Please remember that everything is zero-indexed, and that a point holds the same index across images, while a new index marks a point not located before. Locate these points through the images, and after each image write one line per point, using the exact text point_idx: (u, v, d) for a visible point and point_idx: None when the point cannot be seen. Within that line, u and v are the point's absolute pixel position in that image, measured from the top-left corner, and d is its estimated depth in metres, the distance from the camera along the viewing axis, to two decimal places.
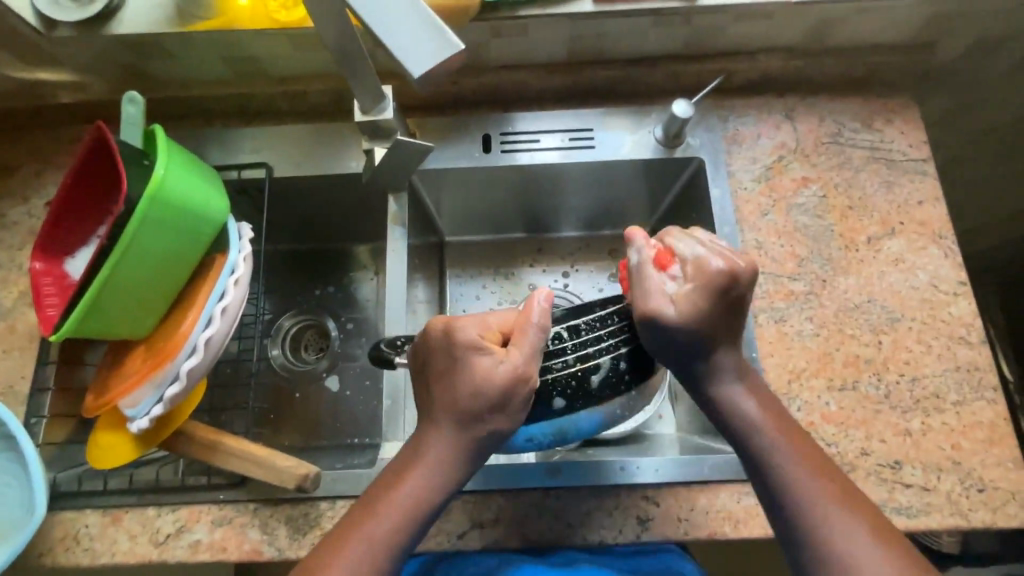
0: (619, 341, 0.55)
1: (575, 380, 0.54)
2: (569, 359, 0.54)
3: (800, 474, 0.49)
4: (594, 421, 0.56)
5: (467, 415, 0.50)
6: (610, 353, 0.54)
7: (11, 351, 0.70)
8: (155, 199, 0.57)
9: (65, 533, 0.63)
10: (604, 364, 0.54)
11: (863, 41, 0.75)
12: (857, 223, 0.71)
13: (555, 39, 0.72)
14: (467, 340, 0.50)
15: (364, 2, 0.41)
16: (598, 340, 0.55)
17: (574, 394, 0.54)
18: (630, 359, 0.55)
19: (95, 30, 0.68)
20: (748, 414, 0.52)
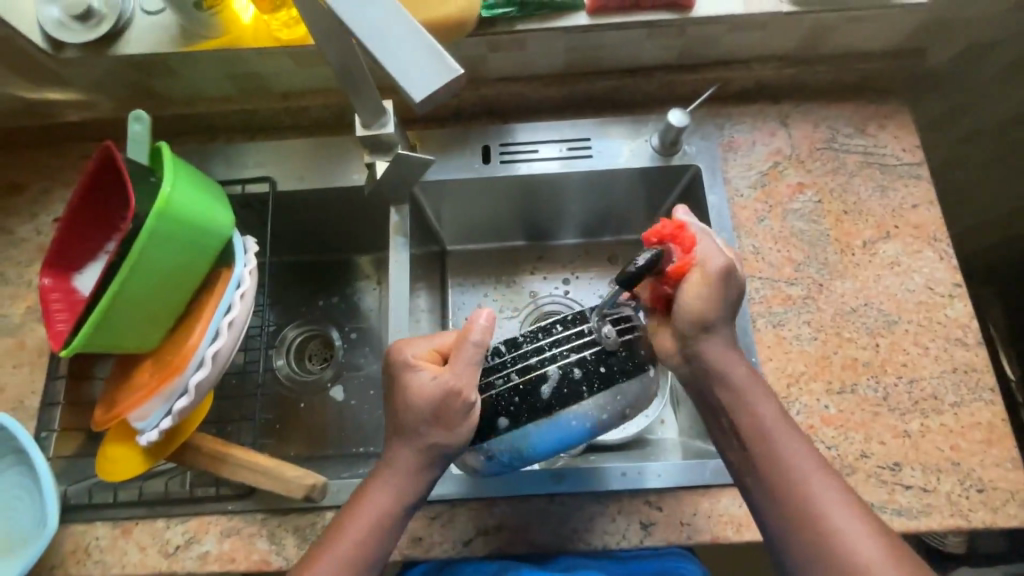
0: (562, 351, 0.57)
1: (521, 392, 0.56)
2: (511, 372, 0.56)
3: (814, 480, 0.51)
4: (552, 436, 0.56)
5: (410, 429, 0.53)
6: (554, 363, 0.56)
7: (21, 366, 0.71)
8: (163, 216, 0.59)
9: (76, 546, 0.64)
10: (547, 373, 0.56)
11: (855, 49, 0.76)
12: (852, 228, 0.72)
13: (551, 51, 0.73)
14: (403, 359, 0.55)
15: (367, 29, 0.42)
16: (540, 351, 0.57)
17: (518, 402, 0.55)
18: (579, 365, 0.56)
19: (102, 51, 0.69)
20: (765, 420, 0.54)
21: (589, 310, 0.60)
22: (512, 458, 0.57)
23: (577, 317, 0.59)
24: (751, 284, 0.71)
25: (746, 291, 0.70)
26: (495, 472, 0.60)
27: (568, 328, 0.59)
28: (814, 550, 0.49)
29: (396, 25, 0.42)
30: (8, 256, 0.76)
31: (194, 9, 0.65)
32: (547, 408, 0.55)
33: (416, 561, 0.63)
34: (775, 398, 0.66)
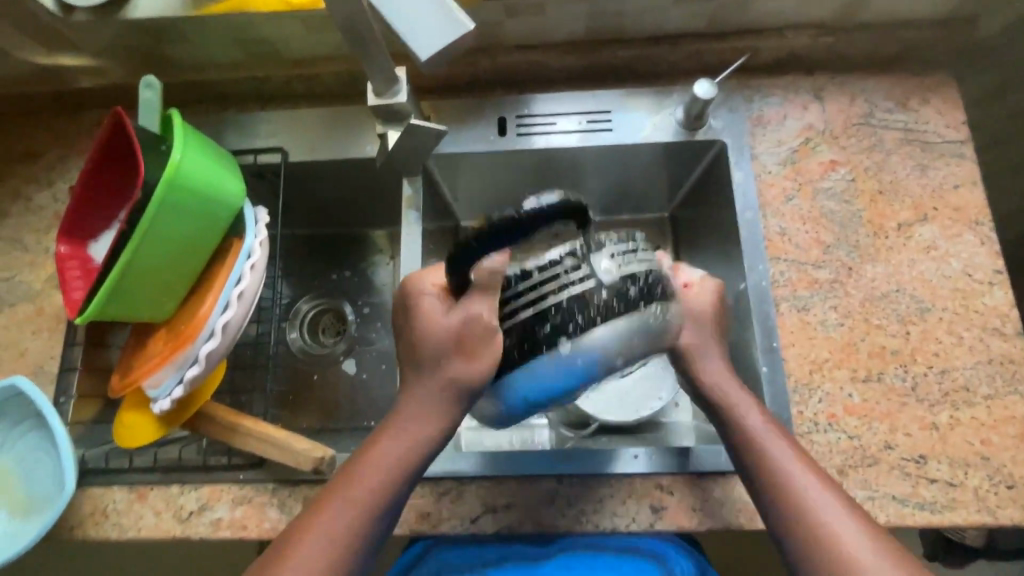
0: (565, 280, 0.49)
1: (524, 329, 0.49)
2: (519, 307, 0.49)
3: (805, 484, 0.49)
4: (560, 376, 0.49)
5: (428, 362, 0.51)
6: (555, 293, 0.49)
7: (39, 331, 0.72)
8: (173, 183, 0.58)
9: (94, 508, 0.65)
10: (548, 305, 0.49)
11: (899, 16, 0.71)
12: (887, 209, 0.68)
13: (572, 16, 0.70)
14: (419, 286, 0.52)
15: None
16: (548, 285, 0.49)
17: (521, 338, 0.49)
18: (579, 303, 0.48)
19: (112, 14, 0.68)
20: (752, 431, 0.52)
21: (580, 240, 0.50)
22: (517, 408, 0.51)
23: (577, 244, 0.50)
24: (776, 266, 0.68)
25: (770, 273, 0.67)
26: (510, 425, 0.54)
27: (565, 257, 0.50)
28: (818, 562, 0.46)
29: None
30: (26, 223, 0.76)
31: None
32: (556, 343, 0.48)
33: (423, 535, 0.63)
34: (796, 385, 0.64)
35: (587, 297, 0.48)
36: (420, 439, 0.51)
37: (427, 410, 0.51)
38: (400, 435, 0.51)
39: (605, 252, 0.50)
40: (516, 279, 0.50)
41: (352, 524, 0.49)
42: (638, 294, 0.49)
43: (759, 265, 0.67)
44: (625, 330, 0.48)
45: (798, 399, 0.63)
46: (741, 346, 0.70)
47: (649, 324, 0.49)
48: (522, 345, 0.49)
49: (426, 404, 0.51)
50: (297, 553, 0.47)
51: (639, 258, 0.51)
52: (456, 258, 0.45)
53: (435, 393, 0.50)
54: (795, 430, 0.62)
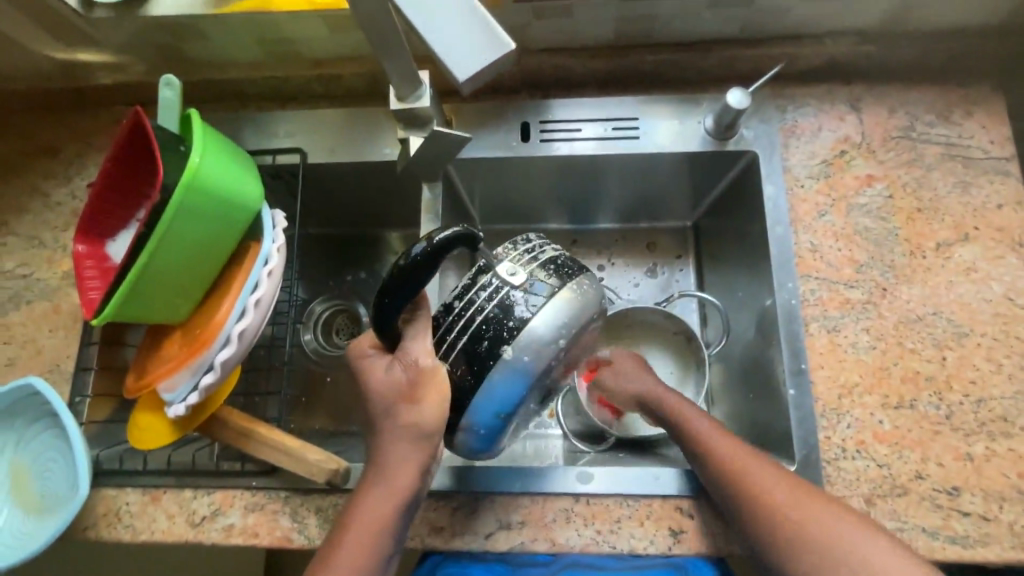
0: (483, 300, 0.53)
1: (468, 354, 0.52)
2: (454, 335, 0.53)
3: (772, 489, 0.51)
4: (511, 383, 0.51)
5: (384, 412, 0.52)
6: (480, 314, 0.52)
7: (56, 330, 0.72)
8: (191, 187, 0.57)
9: (108, 509, 0.65)
10: (478, 324, 0.52)
11: (944, 25, 0.68)
12: (926, 227, 0.66)
13: (602, 20, 0.68)
14: (356, 351, 0.55)
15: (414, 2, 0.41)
16: (470, 307, 0.53)
17: (468, 362, 0.52)
18: (498, 309, 0.52)
19: (133, 10, 0.67)
20: (706, 446, 0.56)
21: (482, 261, 0.55)
22: (482, 429, 0.53)
23: (483, 267, 0.55)
24: (806, 284, 0.65)
25: (800, 292, 0.65)
26: (485, 451, 0.56)
27: (476, 281, 0.54)
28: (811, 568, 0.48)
29: None
30: (44, 220, 0.76)
31: None
32: (498, 354, 0.51)
33: (435, 550, 0.62)
34: (824, 409, 0.61)
35: (510, 304, 0.52)
36: (394, 500, 0.51)
37: (401, 468, 0.51)
38: (375, 495, 0.51)
39: (508, 260, 0.54)
40: (443, 315, 0.55)
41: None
42: (553, 285, 0.52)
43: (788, 283, 0.65)
44: (552, 317, 0.51)
45: (826, 423, 0.61)
46: (766, 365, 0.68)
47: (574, 299, 0.52)
48: (470, 367, 0.52)
49: (399, 462, 0.51)
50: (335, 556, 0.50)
51: (543, 254, 0.55)
52: (381, 313, 0.49)
53: (410, 451, 0.51)
54: (822, 456, 0.60)
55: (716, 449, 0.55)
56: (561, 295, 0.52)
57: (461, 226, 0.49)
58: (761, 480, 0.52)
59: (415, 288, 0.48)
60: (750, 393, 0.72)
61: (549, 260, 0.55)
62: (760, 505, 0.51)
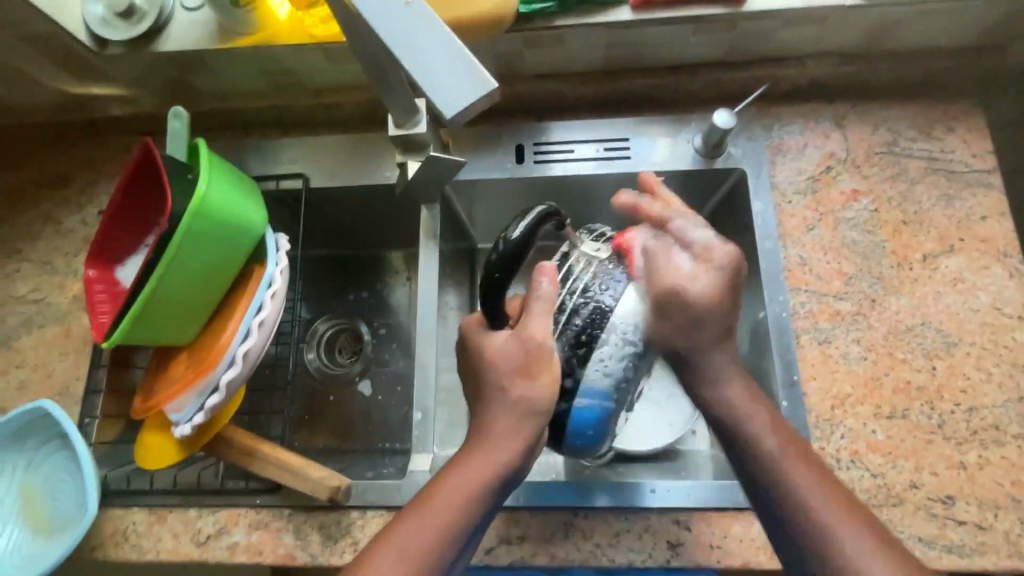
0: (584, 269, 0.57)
1: (586, 314, 0.55)
2: (570, 299, 0.56)
3: (788, 464, 0.50)
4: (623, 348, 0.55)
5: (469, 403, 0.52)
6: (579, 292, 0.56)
7: (67, 353, 0.74)
8: (198, 213, 0.59)
9: (115, 529, 0.66)
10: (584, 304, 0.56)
11: (922, 45, 0.71)
12: (911, 240, 0.67)
13: (591, 48, 0.70)
14: (471, 326, 0.54)
15: (399, 42, 0.41)
16: (578, 277, 0.57)
17: (589, 324, 0.55)
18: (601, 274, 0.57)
19: (144, 47, 0.70)
20: (735, 415, 0.53)
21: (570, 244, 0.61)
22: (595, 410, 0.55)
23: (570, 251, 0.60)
24: (796, 297, 0.67)
25: (791, 305, 0.66)
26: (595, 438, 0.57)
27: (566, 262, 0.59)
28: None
29: (427, 33, 0.41)
30: (56, 246, 0.78)
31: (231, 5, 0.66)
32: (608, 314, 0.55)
33: None
34: (818, 420, 0.62)
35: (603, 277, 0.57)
36: (497, 471, 0.49)
37: (503, 444, 0.50)
38: (470, 464, 0.50)
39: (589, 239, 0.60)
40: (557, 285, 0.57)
41: (423, 554, 0.46)
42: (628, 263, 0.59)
43: (779, 296, 0.67)
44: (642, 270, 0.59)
45: (819, 434, 0.62)
46: (758, 376, 0.69)
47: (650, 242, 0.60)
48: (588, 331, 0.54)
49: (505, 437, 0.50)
50: (420, 519, 0.48)
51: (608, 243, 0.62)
52: (491, 290, 0.49)
53: (518, 424, 0.50)
54: None
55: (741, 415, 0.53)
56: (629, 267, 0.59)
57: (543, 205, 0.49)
58: (779, 449, 0.51)
59: (519, 264, 0.47)
60: None
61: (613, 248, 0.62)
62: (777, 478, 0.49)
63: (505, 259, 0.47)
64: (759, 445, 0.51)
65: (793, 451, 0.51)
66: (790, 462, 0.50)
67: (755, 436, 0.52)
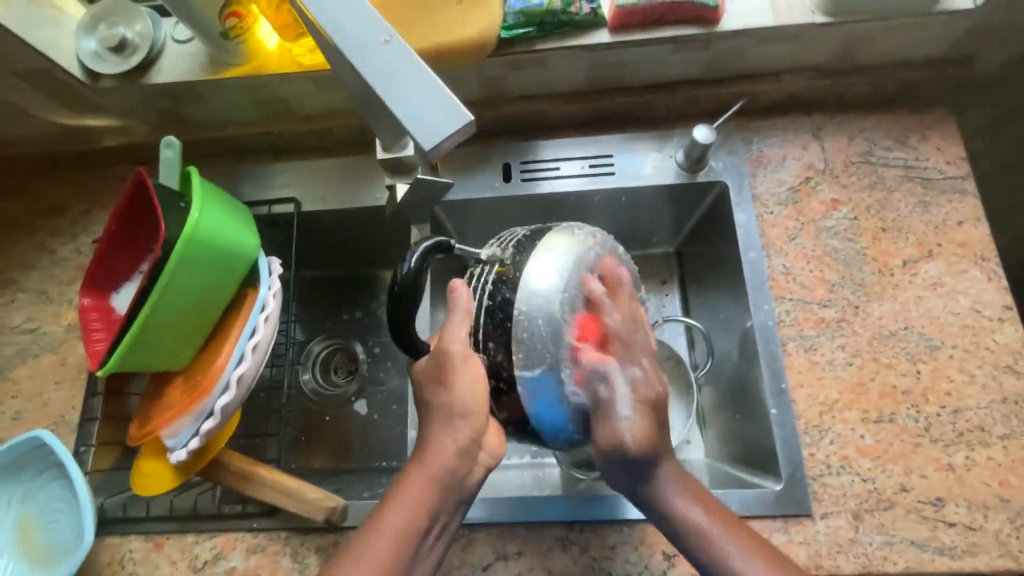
0: (485, 280, 0.54)
1: (492, 323, 0.52)
2: (480, 323, 0.53)
3: (716, 535, 0.52)
4: (546, 325, 0.51)
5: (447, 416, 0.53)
6: (486, 296, 0.53)
7: (62, 382, 0.74)
8: (192, 241, 0.60)
9: (112, 557, 0.66)
10: (491, 303, 0.53)
11: (893, 58, 0.73)
12: (891, 246, 0.69)
13: (572, 69, 0.72)
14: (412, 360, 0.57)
15: (379, 77, 0.42)
16: (482, 294, 0.54)
17: (502, 341, 0.52)
18: (497, 281, 0.53)
19: (136, 79, 0.72)
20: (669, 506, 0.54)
21: (472, 258, 0.58)
22: (540, 400, 0.51)
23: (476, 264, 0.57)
24: (781, 305, 0.68)
25: (776, 313, 0.68)
26: (560, 426, 0.53)
27: (473, 276, 0.56)
28: None
29: (406, 67, 0.42)
30: (51, 276, 0.79)
31: (220, 37, 0.67)
32: (516, 313, 0.51)
33: None
34: (807, 427, 0.63)
35: (504, 276, 0.53)
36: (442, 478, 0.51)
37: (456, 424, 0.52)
38: (418, 471, 0.52)
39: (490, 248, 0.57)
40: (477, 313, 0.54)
41: (394, 542, 0.49)
42: (529, 255, 0.54)
43: (764, 305, 0.68)
44: (555, 267, 0.52)
45: (809, 440, 0.63)
46: (748, 385, 0.70)
47: (565, 247, 0.54)
48: (504, 344, 0.52)
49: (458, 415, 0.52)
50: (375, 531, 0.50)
51: (516, 233, 0.58)
52: (395, 330, 0.51)
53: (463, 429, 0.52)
54: (807, 473, 0.62)
55: (674, 479, 0.55)
56: (533, 266, 0.53)
57: (428, 238, 0.52)
58: (709, 522, 0.53)
59: (412, 301, 0.50)
60: (736, 413, 0.72)
61: (519, 232, 0.58)
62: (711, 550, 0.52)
63: (398, 299, 0.50)
64: (685, 521, 0.53)
65: (720, 523, 0.53)
66: (719, 537, 0.52)
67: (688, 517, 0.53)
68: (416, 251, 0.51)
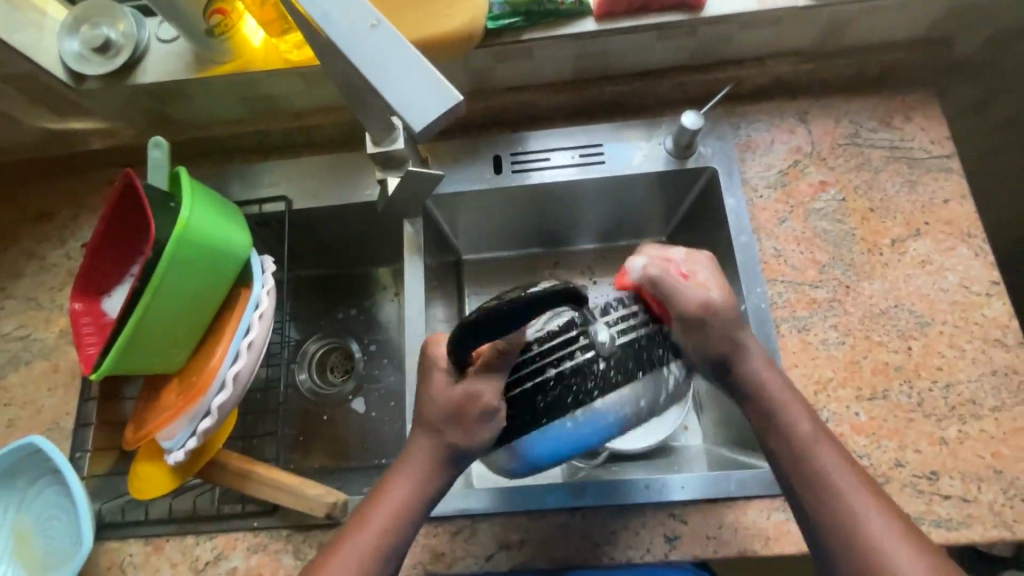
0: (567, 357, 0.54)
1: (542, 388, 0.53)
2: (531, 380, 0.53)
3: (817, 447, 0.51)
4: (582, 435, 0.54)
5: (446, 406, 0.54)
6: (579, 352, 0.54)
7: (55, 389, 0.74)
8: (182, 240, 0.60)
9: (111, 562, 0.66)
10: (572, 367, 0.53)
11: (876, 41, 0.74)
12: (879, 226, 0.69)
13: (560, 59, 0.73)
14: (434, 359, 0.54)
15: (366, 62, 0.42)
16: (558, 362, 0.53)
17: (539, 411, 0.53)
18: (586, 369, 0.53)
19: (121, 80, 0.71)
20: (759, 380, 0.54)
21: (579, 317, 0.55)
22: (540, 456, 0.54)
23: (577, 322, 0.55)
24: (773, 288, 0.69)
25: (769, 295, 0.68)
26: (529, 474, 0.57)
27: (563, 336, 0.54)
28: (841, 541, 0.48)
29: (395, 53, 0.42)
30: (41, 281, 0.78)
31: (205, 35, 0.66)
32: (573, 408, 0.53)
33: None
34: None
35: (583, 375, 0.53)
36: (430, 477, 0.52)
37: (403, 486, 0.52)
38: (408, 472, 0.53)
39: (601, 326, 0.55)
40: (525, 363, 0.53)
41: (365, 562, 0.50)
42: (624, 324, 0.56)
43: (756, 288, 0.68)
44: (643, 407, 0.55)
45: None
46: None
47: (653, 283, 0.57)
48: (533, 412, 0.53)
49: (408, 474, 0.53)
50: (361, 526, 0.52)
51: (643, 325, 0.56)
52: (464, 346, 0.46)
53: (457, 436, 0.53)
54: None
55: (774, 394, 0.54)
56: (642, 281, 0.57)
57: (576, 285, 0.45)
58: (811, 434, 0.52)
59: (501, 332, 0.44)
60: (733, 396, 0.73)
61: (648, 334, 0.56)
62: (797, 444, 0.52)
63: (488, 323, 0.43)
64: (789, 432, 0.52)
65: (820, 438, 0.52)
66: (821, 448, 0.51)
67: (793, 427, 0.52)
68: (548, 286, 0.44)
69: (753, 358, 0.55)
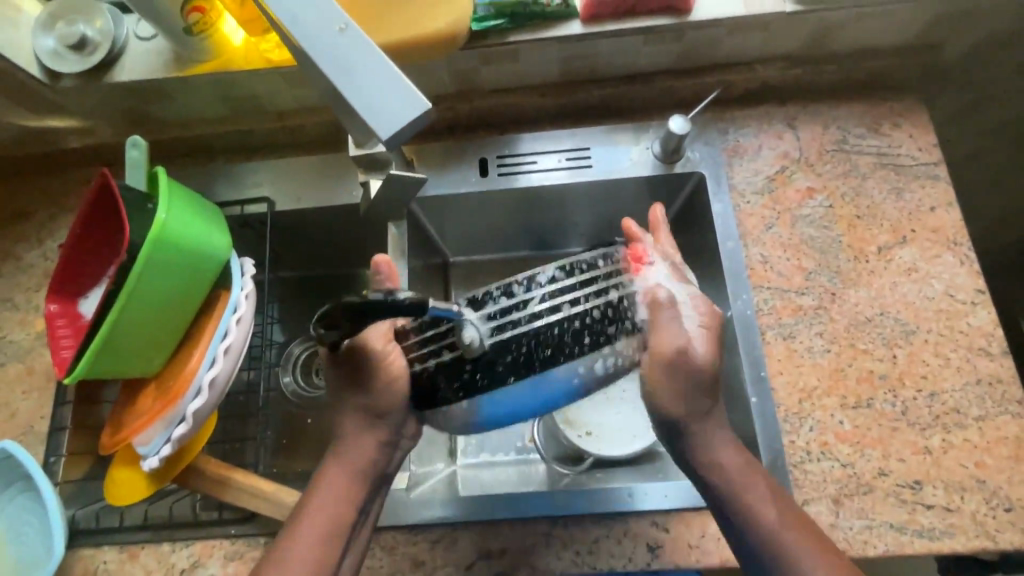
0: (457, 347, 0.53)
1: (447, 371, 0.53)
2: (432, 366, 0.54)
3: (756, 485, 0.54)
4: (525, 396, 0.53)
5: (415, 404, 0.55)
6: (451, 349, 0.54)
7: (30, 392, 0.72)
8: (158, 242, 0.58)
9: (85, 570, 0.65)
10: (445, 362, 0.54)
11: (864, 46, 0.73)
12: (866, 233, 0.69)
13: (547, 61, 0.72)
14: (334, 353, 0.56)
15: (335, 69, 0.42)
16: (456, 351, 0.53)
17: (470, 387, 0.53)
18: (508, 345, 0.52)
19: (99, 78, 0.70)
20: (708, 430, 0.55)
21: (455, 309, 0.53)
22: (499, 412, 0.53)
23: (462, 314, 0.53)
24: (759, 294, 0.68)
25: (754, 302, 0.68)
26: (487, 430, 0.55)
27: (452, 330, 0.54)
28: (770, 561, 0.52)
29: (365, 59, 0.42)
30: (16, 282, 0.77)
31: (185, 34, 0.65)
32: (517, 372, 0.52)
33: None
34: (786, 415, 0.63)
35: (498, 352, 0.52)
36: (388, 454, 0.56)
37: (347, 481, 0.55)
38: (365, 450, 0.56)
39: (490, 311, 0.54)
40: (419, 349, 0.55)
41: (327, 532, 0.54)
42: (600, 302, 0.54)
43: (742, 294, 0.68)
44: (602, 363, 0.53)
45: (789, 428, 0.63)
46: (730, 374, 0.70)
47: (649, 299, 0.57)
48: (461, 384, 0.53)
49: (321, 510, 0.54)
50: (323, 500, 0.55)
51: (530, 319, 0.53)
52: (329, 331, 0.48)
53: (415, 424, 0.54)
54: (788, 461, 0.62)
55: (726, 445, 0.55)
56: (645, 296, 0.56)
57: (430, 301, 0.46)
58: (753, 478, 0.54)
59: (361, 326, 0.46)
60: None
61: (538, 330, 0.53)
62: (726, 475, 0.54)
63: (342, 315, 0.45)
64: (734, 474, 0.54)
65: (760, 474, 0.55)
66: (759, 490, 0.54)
67: (717, 463, 0.54)
68: (405, 295, 0.45)
69: (715, 403, 0.55)
